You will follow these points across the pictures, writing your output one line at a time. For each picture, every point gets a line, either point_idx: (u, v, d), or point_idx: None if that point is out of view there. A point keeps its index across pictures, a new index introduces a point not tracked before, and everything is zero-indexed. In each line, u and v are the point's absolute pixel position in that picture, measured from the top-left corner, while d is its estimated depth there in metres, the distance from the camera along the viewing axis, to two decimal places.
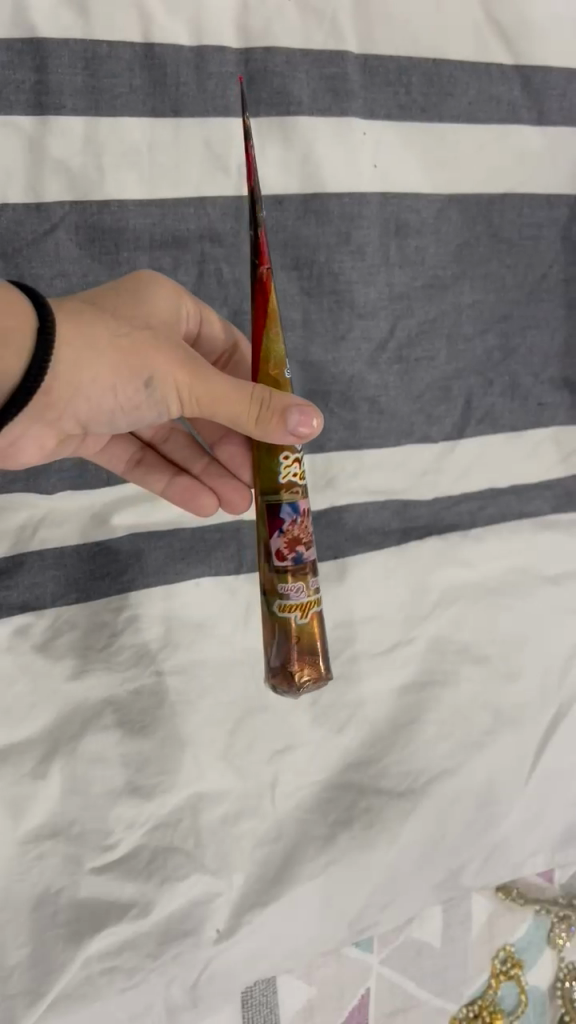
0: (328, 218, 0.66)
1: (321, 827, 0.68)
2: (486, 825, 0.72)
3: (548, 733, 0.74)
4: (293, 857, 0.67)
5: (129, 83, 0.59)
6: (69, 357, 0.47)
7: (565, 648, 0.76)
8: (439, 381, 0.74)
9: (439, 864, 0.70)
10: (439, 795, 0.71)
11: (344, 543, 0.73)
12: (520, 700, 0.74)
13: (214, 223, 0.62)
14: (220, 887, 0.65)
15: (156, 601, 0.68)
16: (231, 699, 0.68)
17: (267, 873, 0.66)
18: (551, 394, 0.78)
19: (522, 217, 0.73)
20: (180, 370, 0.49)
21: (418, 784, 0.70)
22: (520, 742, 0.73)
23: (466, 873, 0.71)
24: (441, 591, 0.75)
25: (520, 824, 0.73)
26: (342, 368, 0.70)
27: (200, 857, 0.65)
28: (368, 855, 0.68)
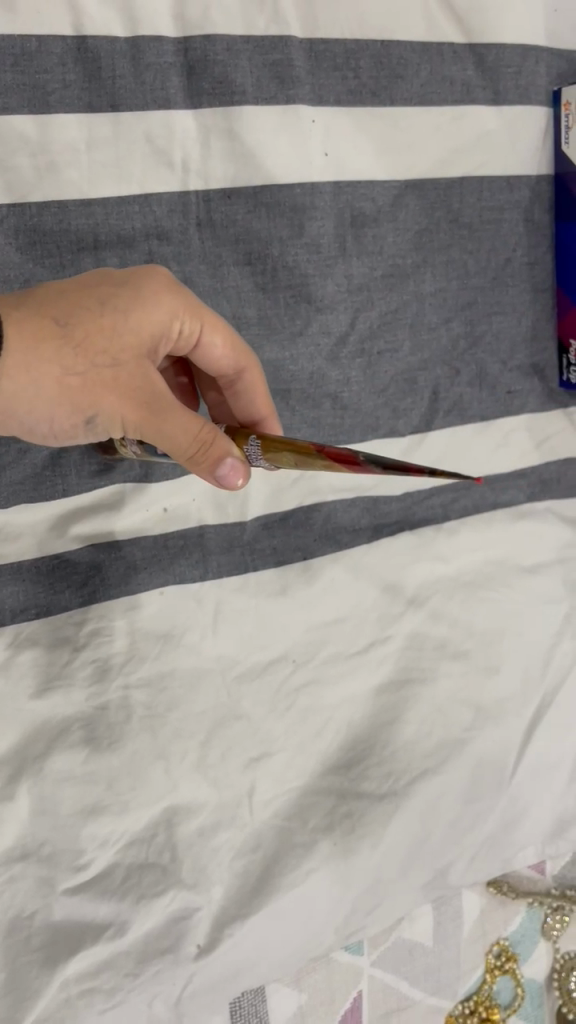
0: (279, 210, 0.64)
1: (302, 834, 0.66)
2: (472, 823, 0.71)
3: (532, 724, 0.73)
4: (275, 867, 0.65)
5: (63, 78, 0.57)
6: (7, 395, 0.49)
7: (546, 639, 0.75)
8: (403, 373, 0.71)
9: (425, 865, 0.69)
10: (423, 797, 0.69)
11: (313, 544, 0.72)
12: (502, 694, 0.73)
13: (161, 219, 0.60)
14: (199, 901, 0.63)
15: (119, 615, 0.66)
16: (202, 707, 0.67)
17: (248, 884, 0.65)
18: (520, 380, 0.76)
19: (482, 200, 0.71)
20: (126, 412, 0.51)
21: (400, 785, 0.69)
22: (503, 737, 0.72)
23: (453, 872, 0.71)
24: (417, 586, 0.74)
25: (505, 819, 0.72)
26: (302, 365, 0.67)
27: (176, 872, 0.63)
28: (351, 859, 0.66)
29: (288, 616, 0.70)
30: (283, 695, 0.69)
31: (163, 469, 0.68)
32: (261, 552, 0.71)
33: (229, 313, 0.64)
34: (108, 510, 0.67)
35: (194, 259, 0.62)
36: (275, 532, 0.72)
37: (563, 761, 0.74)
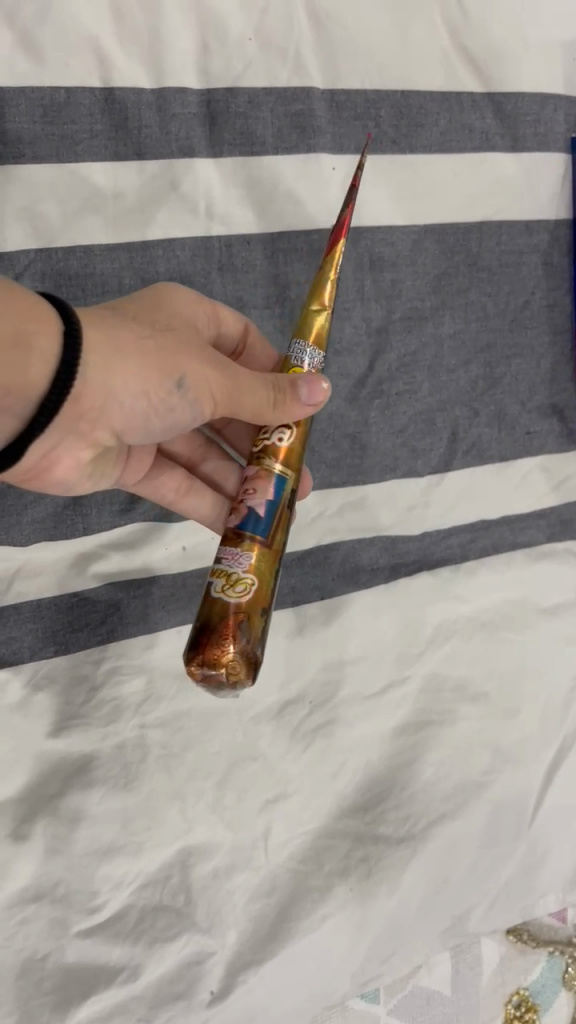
0: (296, 254, 0.64)
1: (318, 877, 0.66)
2: (490, 870, 0.70)
3: (552, 768, 0.73)
4: (290, 911, 0.64)
5: (91, 128, 0.57)
6: (100, 364, 0.43)
7: (566, 683, 0.75)
8: (422, 413, 0.72)
9: (444, 911, 0.68)
10: (439, 844, 0.69)
11: (331, 582, 0.71)
12: (521, 737, 0.73)
13: (184, 263, 0.60)
14: (214, 946, 0.62)
15: (137, 652, 0.66)
16: (220, 748, 0.67)
17: (262, 930, 0.64)
18: (539, 422, 0.76)
19: (501, 244, 0.71)
20: (210, 370, 0.48)
21: (417, 829, 0.68)
22: (521, 781, 0.72)
23: (472, 918, 0.70)
24: (435, 626, 0.73)
25: (524, 865, 0.71)
26: (320, 405, 0.68)
27: (190, 915, 0.63)
28: (366, 904, 0.66)
29: (306, 656, 0.70)
30: (300, 736, 0.68)
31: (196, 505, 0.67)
32: (279, 592, 0.70)
33: None
34: (128, 548, 0.67)
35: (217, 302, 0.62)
36: (293, 572, 0.71)
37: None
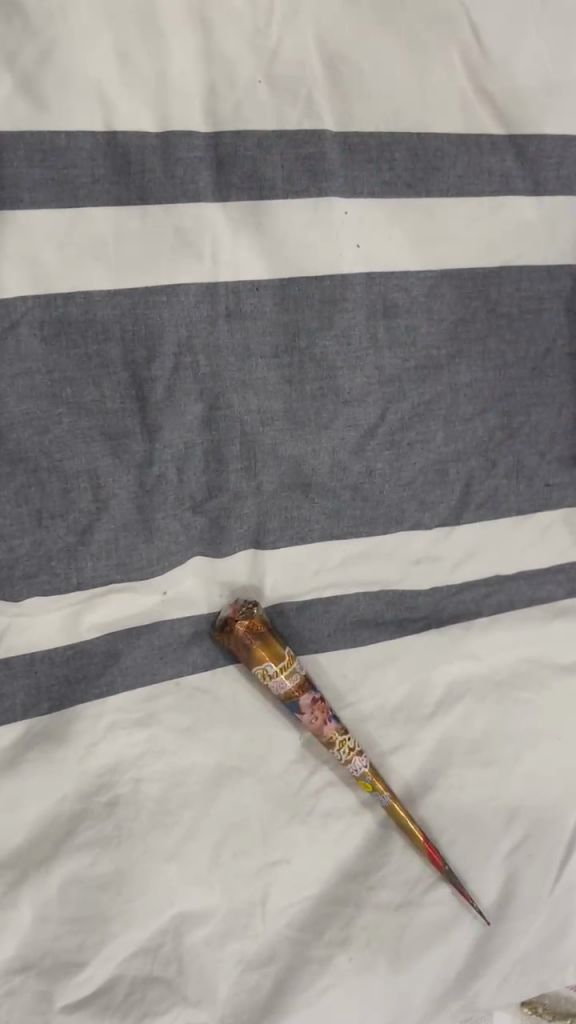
0: (308, 303, 0.61)
1: (315, 948, 0.65)
2: (505, 943, 0.71)
3: (570, 842, 0.74)
4: (288, 981, 0.64)
5: (92, 173, 0.55)
6: None
7: None
8: (434, 464, 0.68)
9: (454, 993, 0.70)
10: (439, 909, 0.69)
11: (327, 638, 0.68)
12: (536, 803, 0.73)
13: (189, 311, 0.59)
14: (204, 1018, 0.61)
15: (135, 707, 0.62)
16: (218, 810, 0.63)
17: (257, 1002, 0.63)
18: (559, 473, 0.73)
19: (521, 290, 0.68)
20: None
21: (416, 895, 0.69)
22: (540, 856, 0.73)
23: (482, 994, 0.71)
24: (447, 686, 0.72)
25: (540, 938, 0.73)
26: (323, 459, 0.64)
27: (182, 987, 0.61)
28: (369, 979, 0.66)
29: None
30: (304, 798, 0.67)
31: (209, 509, 0.62)
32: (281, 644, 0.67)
33: (255, 407, 0.61)
34: (128, 590, 0.62)
35: (222, 351, 0.60)
36: (288, 621, 0.68)
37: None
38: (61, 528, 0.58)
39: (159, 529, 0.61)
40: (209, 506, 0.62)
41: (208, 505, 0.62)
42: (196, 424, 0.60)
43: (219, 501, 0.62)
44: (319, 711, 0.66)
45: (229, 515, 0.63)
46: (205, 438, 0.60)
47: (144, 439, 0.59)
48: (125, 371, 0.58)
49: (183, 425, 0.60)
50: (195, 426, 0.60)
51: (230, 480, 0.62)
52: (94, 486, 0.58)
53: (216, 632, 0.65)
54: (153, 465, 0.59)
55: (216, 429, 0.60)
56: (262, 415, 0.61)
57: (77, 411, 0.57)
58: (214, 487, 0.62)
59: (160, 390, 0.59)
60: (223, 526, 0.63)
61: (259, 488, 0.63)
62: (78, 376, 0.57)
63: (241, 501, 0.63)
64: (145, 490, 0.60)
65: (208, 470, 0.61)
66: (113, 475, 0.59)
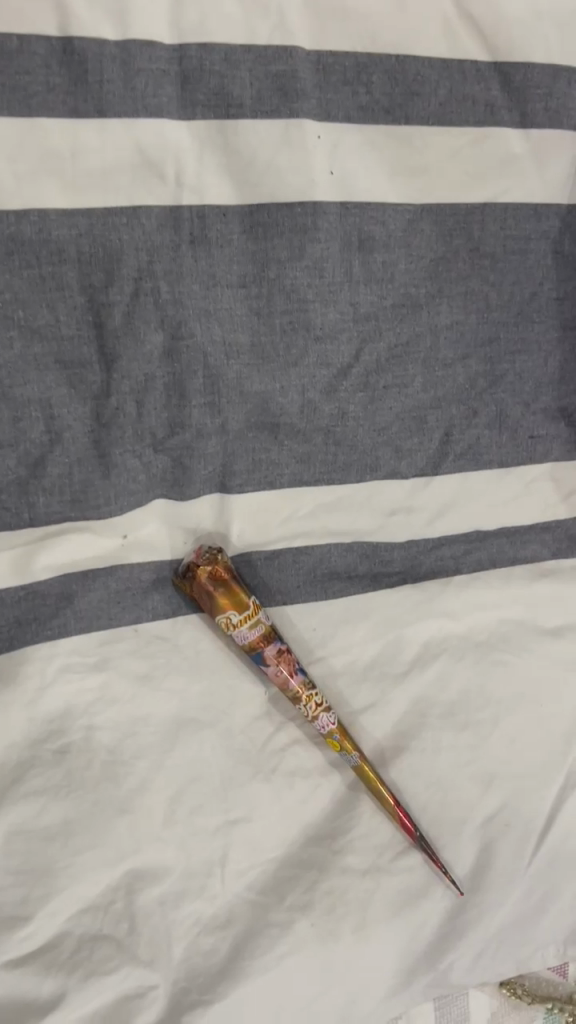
0: (278, 230, 0.59)
1: (276, 911, 0.62)
2: (479, 916, 0.67)
3: (552, 812, 0.69)
4: (245, 946, 0.61)
5: (47, 81, 0.52)
6: None
7: (571, 713, 0.71)
8: (412, 410, 0.65)
9: (422, 963, 0.65)
10: (406, 877, 0.65)
11: (296, 589, 0.66)
12: (517, 770, 0.70)
13: (150, 235, 0.56)
14: (155, 981, 0.58)
15: (89, 649, 0.60)
16: (175, 762, 0.61)
17: (213, 967, 0.60)
18: (544, 424, 0.70)
19: (506, 228, 0.65)
20: None
21: (383, 861, 0.65)
22: (519, 826, 0.69)
23: (455, 968, 0.66)
24: (422, 645, 0.69)
25: (519, 913, 0.68)
26: (292, 397, 0.61)
27: (132, 947, 0.58)
28: (331, 945, 0.62)
29: None
30: (268, 755, 0.64)
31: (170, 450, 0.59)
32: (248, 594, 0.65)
33: (219, 339, 0.58)
34: (84, 530, 0.59)
35: (185, 278, 0.57)
36: (256, 570, 0.65)
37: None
38: (12, 460, 0.56)
39: (117, 466, 0.58)
40: (171, 444, 0.59)
41: (170, 443, 0.59)
42: (156, 354, 0.57)
43: (182, 439, 0.59)
44: (285, 663, 0.63)
45: (191, 454, 0.60)
46: (167, 370, 0.58)
47: (101, 369, 0.56)
48: (82, 296, 0.55)
49: (142, 355, 0.57)
50: (155, 357, 0.57)
51: (193, 416, 0.59)
52: (47, 416, 0.56)
53: (178, 578, 0.62)
54: (110, 397, 0.57)
55: (178, 362, 0.58)
56: (227, 347, 0.59)
57: (29, 336, 0.54)
58: (176, 424, 0.59)
59: (118, 317, 0.56)
60: (186, 466, 0.60)
61: (224, 426, 0.60)
62: (31, 298, 0.54)
63: (204, 439, 0.60)
64: (102, 424, 0.57)
65: (170, 406, 0.58)
66: (68, 405, 0.56)
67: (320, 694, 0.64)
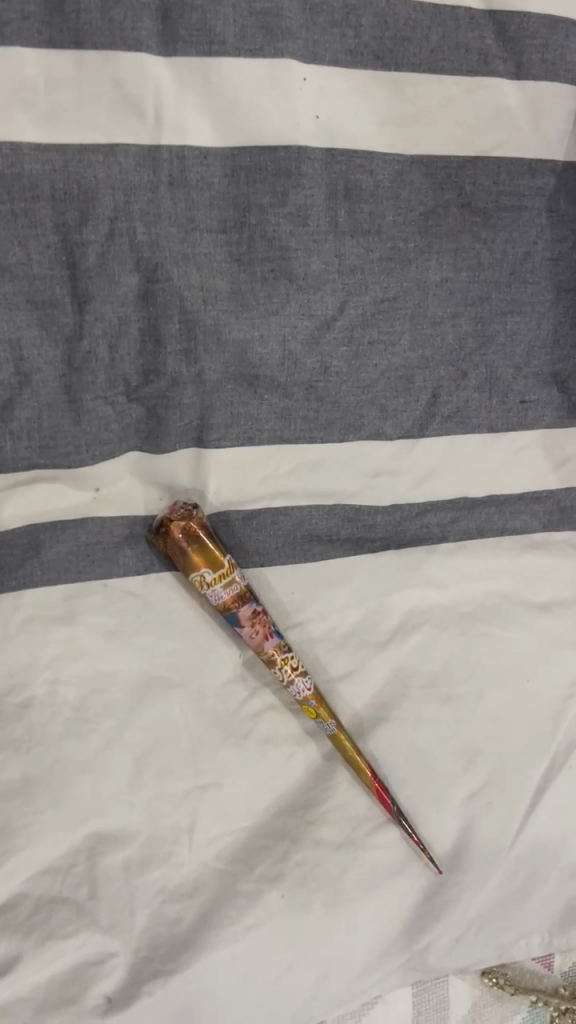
0: (260, 175, 0.57)
1: (245, 881, 0.60)
2: (458, 897, 0.64)
3: (537, 792, 0.67)
4: (212, 917, 0.58)
5: (22, 9, 0.50)
6: None
7: (559, 692, 0.69)
8: (397, 368, 0.63)
9: (399, 945, 0.63)
10: (386, 852, 0.63)
11: (275, 551, 0.63)
12: (502, 748, 0.67)
13: (127, 173, 0.54)
14: (116, 948, 0.56)
15: (56, 602, 0.58)
16: (143, 723, 0.59)
17: (177, 937, 0.58)
18: (536, 390, 0.68)
19: (499, 183, 0.63)
20: None
21: (358, 835, 0.63)
22: (502, 805, 0.66)
23: (432, 951, 0.64)
24: (403, 614, 0.67)
25: (502, 896, 0.66)
26: (272, 348, 0.59)
27: (93, 912, 0.56)
28: (301, 920, 0.60)
29: None
30: (241, 720, 0.62)
31: (144, 398, 0.58)
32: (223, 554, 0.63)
33: (197, 283, 0.57)
34: (52, 479, 0.58)
35: (163, 220, 0.55)
36: (233, 530, 0.62)
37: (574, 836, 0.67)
38: None
39: (88, 412, 0.56)
40: (145, 392, 0.58)
41: (144, 391, 0.58)
42: (131, 297, 0.56)
43: (157, 387, 0.58)
44: (261, 625, 0.61)
45: (167, 404, 0.58)
46: (142, 314, 0.56)
47: (74, 311, 0.55)
48: (55, 234, 0.54)
49: (116, 298, 0.55)
50: (129, 300, 0.56)
51: (168, 363, 0.57)
52: (16, 357, 0.54)
53: (152, 535, 0.60)
54: (82, 340, 0.55)
55: (154, 306, 0.56)
56: (205, 292, 0.57)
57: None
58: (151, 371, 0.57)
59: (92, 257, 0.54)
60: (161, 417, 0.58)
61: (200, 376, 0.58)
62: (2, 235, 0.52)
63: (180, 387, 0.58)
64: (73, 368, 0.56)
65: (142, 353, 0.57)
66: (39, 348, 0.55)
67: (296, 658, 0.62)
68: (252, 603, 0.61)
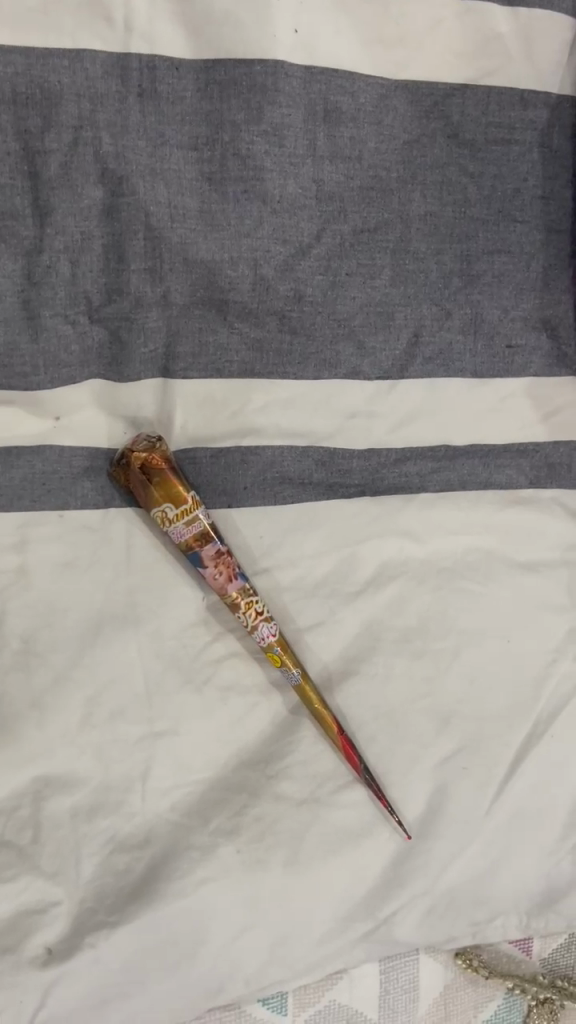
0: (235, 90, 0.54)
1: (200, 834, 0.56)
2: (428, 865, 0.60)
3: (515, 760, 0.62)
4: (162, 870, 0.55)
5: None
6: None
7: (544, 654, 0.64)
8: (377, 303, 0.61)
9: (364, 914, 0.58)
10: (352, 814, 0.59)
11: (242, 491, 0.60)
12: (479, 711, 0.62)
13: (94, 81, 0.52)
14: (59, 896, 0.53)
15: (8, 531, 0.56)
16: (95, 661, 0.56)
17: (125, 889, 0.54)
18: (524, 335, 0.65)
19: (488, 113, 0.61)
20: None
21: (322, 794, 0.59)
22: (478, 770, 0.61)
23: (399, 924, 0.59)
24: (379, 566, 0.63)
25: (477, 869, 0.61)
26: (242, 270, 0.58)
27: (36, 858, 0.53)
28: (258, 877, 0.56)
29: None
30: (201, 666, 0.59)
31: (106, 320, 0.56)
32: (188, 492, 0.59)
33: (164, 200, 0.55)
34: (6, 405, 0.55)
35: (131, 132, 0.53)
36: (200, 468, 0.60)
37: (555, 809, 0.62)
38: None
39: (46, 329, 0.54)
40: (108, 312, 0.56)
41: (106, 311, 0.56)
42: (95, 212, 0.54)
43: (119, 307, 0.56)
44: (224, 567, 0.57)
45: (130, 325, 0.56)
46: (106, 229, 0.54)
47: (35, 223, 0.53)
48: (17, 141, 0.51)
49: (79, 211, 0.53)
50: (93, 214, 0.54)
51: (132, 282, 0.56)
52: None
53: (113, 469, 0.57)
54: (42, 254, 0.53)
55: (118, 221, 0.54)
56: (174, 209, 0.55)
57: None
58: (114, 290, 0.56)
59: (55, 167, 0.52)
60: (124, 340, 0.57)
61: (166, 297, 0.57)
62: None
63: (144, 308, 0.56)
64: (32, 282, 0.54)
65: (105, 271, 0.55)
66: None
67: (261, 602, 0.58)
68: (216, 543, 0.57)
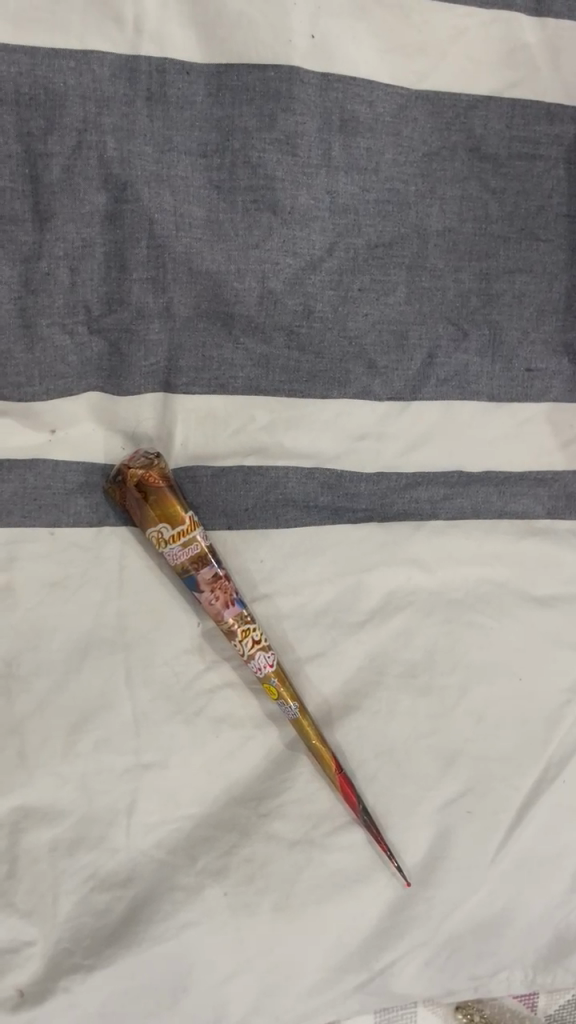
0: (247, 96, 0.52)
1: (187, 874, 0.52)
2: (428, 914, 0.56)
3: (525, 806, 0.58)
4: (143, 912, 0.51)
5: None
6: None
7: (557, 695, 0.61)
8: (390, 320, 0.59)
9: (358, 965, 0.54)
10: (349, 859, 0.55)
11: (244, 514, 0.58)
12: (488, 753, 0.59)
13: (101, 83, 0.50)
14: (33, 935, 0.49)
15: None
16: (83, 685, 0.54)
17: (104, 931, 0.51)
18: (545, 358, 0.62)
19: (512, 128, 0.58)
20: None
21: (318, 835, 0.55)
22: (484, 815, 0.58)
23: (396, 977, 0.55)
24: (385, 595, 0.60)
25: (480, 918, 0.57)
26: (249, 283, 0.55)
27: (10, 894, 0.50)
28: (245, 922, 0.52)
29: None
30: (194, 695, 0.56)
31: (106, 330, 0.54)
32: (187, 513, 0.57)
33: (170, 208, 0.53)
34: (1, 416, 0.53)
35: (137, 137, 0.51)
36: (201, 488, 0.57)
37: (566, 859, 0.58)
38: None
39: (42, 338, 0.53)
40: (108, 322, 0.54)
41: (106, 322, 0.54)
42: (97, 218, 0.52)
43: (120, 317, 0.54)
44: (221, 591, 0.55)
45: (130, 337, 0.54)
46: (108, 237, 0.52)
47: (35, 229, 0.51)
48: (18, 144, 0.49)
49: (80, 217, 0.51)
50: (95, 221, 0.52)
51: (133, 292, 0.54)
52: None
53: (108, 486, 0.55)
54: (41, 261, 0.51)
55: (121, 228, 0.52)
56: (180, 217, 0.53)
57: None
58: (114, 299, 0.53)
59: (57, 171, 0.50)
60: (124, 353, 0.54)
61: (168, 308, 0.55)
62: None
63: (146, 320, 0.54)
64: (30, 290, 0.52)
65: (106, 280, 0.53)
66: None
67: (259, 630, 0.56)
68: (213, 566, 0.54)
